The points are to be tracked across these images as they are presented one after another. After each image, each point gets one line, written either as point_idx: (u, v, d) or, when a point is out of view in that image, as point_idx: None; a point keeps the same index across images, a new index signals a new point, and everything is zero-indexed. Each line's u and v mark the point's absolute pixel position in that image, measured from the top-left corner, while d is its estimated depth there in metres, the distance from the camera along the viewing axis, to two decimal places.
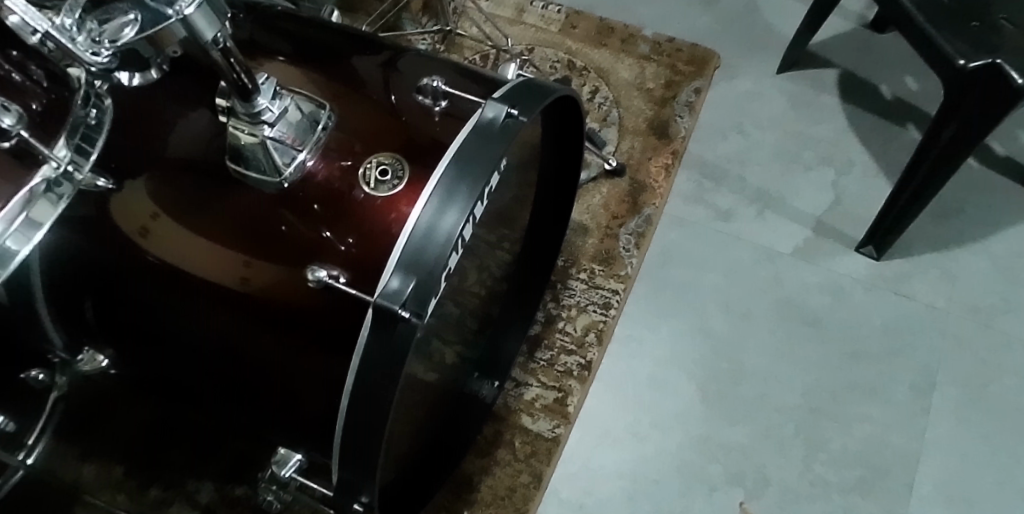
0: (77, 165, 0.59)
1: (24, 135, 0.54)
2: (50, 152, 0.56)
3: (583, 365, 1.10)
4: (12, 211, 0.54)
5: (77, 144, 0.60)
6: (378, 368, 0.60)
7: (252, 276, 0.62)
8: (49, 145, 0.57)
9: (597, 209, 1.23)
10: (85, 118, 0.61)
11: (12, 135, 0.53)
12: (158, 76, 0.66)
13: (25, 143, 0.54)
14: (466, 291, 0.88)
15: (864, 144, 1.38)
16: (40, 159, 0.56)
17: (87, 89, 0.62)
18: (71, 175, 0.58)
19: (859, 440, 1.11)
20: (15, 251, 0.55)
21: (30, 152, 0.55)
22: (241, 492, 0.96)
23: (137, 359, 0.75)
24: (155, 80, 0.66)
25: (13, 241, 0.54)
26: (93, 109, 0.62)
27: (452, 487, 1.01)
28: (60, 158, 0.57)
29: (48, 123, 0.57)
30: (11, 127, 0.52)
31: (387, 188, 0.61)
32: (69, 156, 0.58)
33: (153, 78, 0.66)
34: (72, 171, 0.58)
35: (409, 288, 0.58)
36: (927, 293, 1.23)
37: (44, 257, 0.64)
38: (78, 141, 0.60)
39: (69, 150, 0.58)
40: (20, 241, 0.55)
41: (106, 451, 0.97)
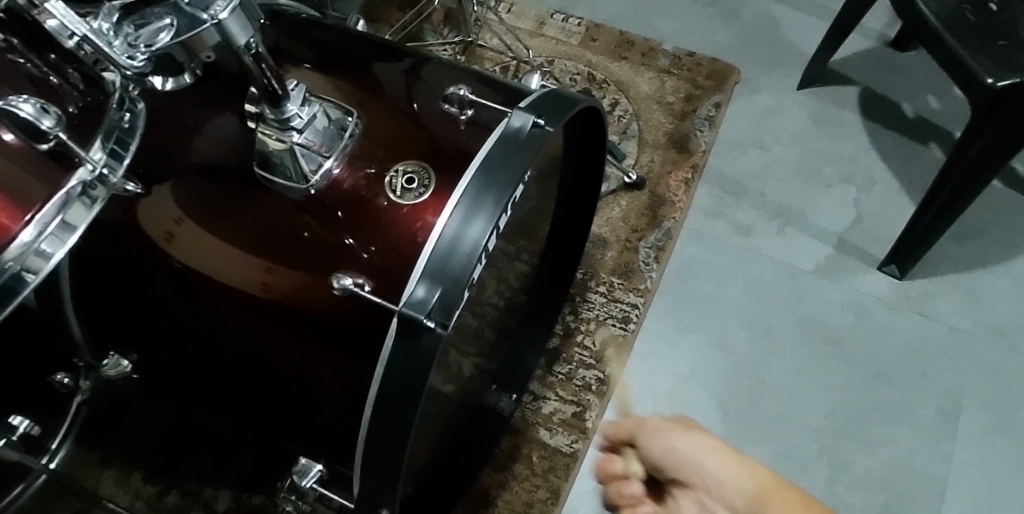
0: (112, 169, 0.58)
1: (62, 138, 0.54)
2: (85, 155, 0.55)
3: (601, 379, 1.09)
4: (47, 213, 0.53)
5: (111, 148, 0.59)
6: (401, 378, 0.59)
7: (275, 283, 0.62)
8: (85, 148, 0.56)
9: (616, 222, 1.23)
10: (118, 122, 0.60)
11: (51, 138, 0.53)
12: (190, 81, 0.67)
13: (63, 146, 0.54)
14: (485, 303, 0.88)
15: (886, 162, 1.36)
16: (76, 162, 0.55)
17: (122, 93, 0.62)
18: (106, 178, 0.57)
19: (882, 463, 1.09)
20: (50, 255, 0.53)
21: (67, 155, 0.55)
22: (259, 501, 0.95)
23: (160, 364, 0.74)
24: (187, 85, 0.66)
25: (48, 244, 0.53)
26: (127, 113, 0.62)
27: (469, 501, 1.00)
28: (96, 161, 0.57)
29: (84, 126, 0.57)
30: (51, 128, 0.53)
31: (412, 197, 0.61)
32: (104, 159, 0.58)
33: (186, 83, 0.67)
34: (106, 174, 0.57)
35: (434, 298, 0.57)
36: (951, 314, 1.21)
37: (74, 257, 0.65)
38: (112, 145, 0.59)
39: (104, 153, 0.58)
40: (55, 244, 0.54)
41: (125, 457, 0.97)
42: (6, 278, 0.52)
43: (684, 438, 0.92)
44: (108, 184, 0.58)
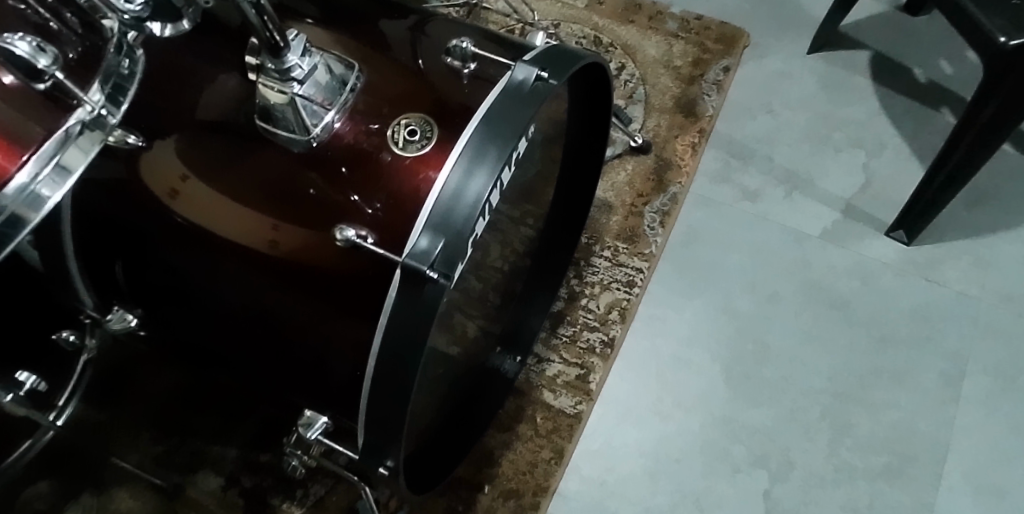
0: (111, 111, 0.58)
1: (58, 77, 0.53)
2: (83, 96, 0.55)
3: (605, 341, 1.09)
4: (44, 153, 0.53)
5: (110, 93, 0.59)
6: (405, 328, 0.59)
7: (279, 239, 0.62)
8: (83, 89, 0.56)
9: (621, 187, 1.22)
10: (117, 67, 0.60)
11: (48, 77, 0.53)
12: (189, 27, 0.67)
13: (59, 86, 0.54)
14: (489, 266, 0.88)
15: (896, 127, 1.35)
16: (74, 104, 0.55)
17: (121, 39, 0.62)
18: (104, 119, 0.57)
19: (886, 426, 1.10)
20: (48, 198, 0.53)
21: (63, 96, 0.54)
22: (266, 460, 0.97)
23: (165, 319, 0.75)
24: (186, 31, 0.66)
25: (45, 187, 0.53)
26: (126, 59, 0.62)
27: (474, 461, 1.00)
28: (94, 102, 0.56)
29: (82, 70, 0.56)
30: (46, 68, 0.52)
31: (415, 148, 0.61)
32: (103, 101, 0.57)
33: (185, 29, 0.66)
34: (105, 115, 0.57)
35: (437, 249, 0.57)
36: (959, 280, 1.21)
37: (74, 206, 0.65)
38: (110, 89, 0.59)
39: (103, 95, 0.58)
40: (53, 187, 0.53)
41: (134, 416, 0.99)
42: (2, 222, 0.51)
43: None
44: (107, 126, 0.58)
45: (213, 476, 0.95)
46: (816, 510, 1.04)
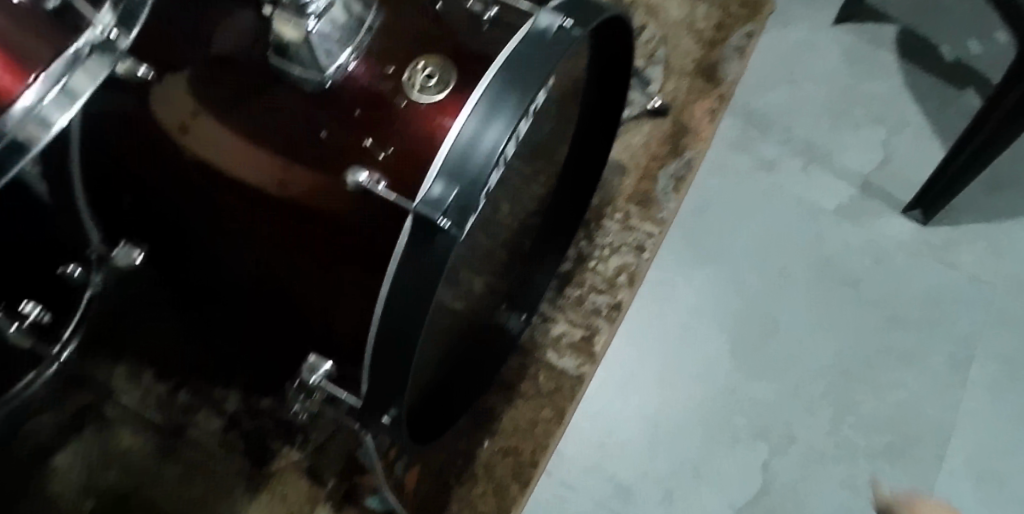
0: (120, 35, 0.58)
1: None
2: (89, 17, 0.55)
3: (612, 305, 1.08)
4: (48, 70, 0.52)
5: (123, 13, 0.59)
6: (415, 277, 0.58)
7: (290, 180, 0.61)
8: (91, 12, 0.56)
9: (637, 149, 1.20)
10: None
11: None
12: None
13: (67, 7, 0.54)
14: (498, 222, 0.86)
15: (920, 105, 1.32)
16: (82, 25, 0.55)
17: None
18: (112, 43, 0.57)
19: (889, 406, 1.09)
20: (53, 117, 0.52)
21: (71, 17, 0.54)
22: (268, 404, 0.97)
23: (173, 256, 0.74)
24: None
25: (51, 111, 0.52)
26: None
27: (475, 417, 1.00)
28: (102, 26, 0.56)
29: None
30: None
31: (432, 93, 0.59)
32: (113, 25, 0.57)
33: None
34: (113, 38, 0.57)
35: (451, 197, 0.56)
36: (973, 264, 1.19)
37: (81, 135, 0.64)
38: (123, 10, 0.59)
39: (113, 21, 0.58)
40: (58, 107, 0.52)
41: (138, 354, 0.99)
42: (5, 145, 0.50)
43: None
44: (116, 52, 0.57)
45: (216, 418, 0.96)
46: (813, 483, 1.04)
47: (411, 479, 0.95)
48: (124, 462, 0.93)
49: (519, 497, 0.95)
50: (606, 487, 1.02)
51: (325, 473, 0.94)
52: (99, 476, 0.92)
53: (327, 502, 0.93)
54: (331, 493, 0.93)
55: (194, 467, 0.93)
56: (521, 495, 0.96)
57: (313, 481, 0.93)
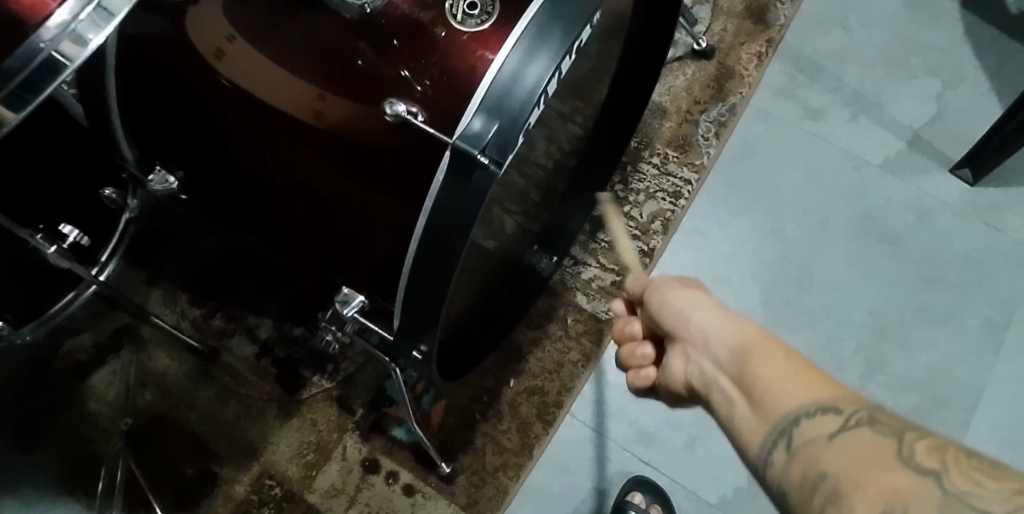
0: None
1: None
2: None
3: (644, 251, 1.09)
4: None
5: None
6: (451, 215, 0.57)
7: (326, 110, 0.60)
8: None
9: (679, 92, 1.16)
10: None
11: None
12: None
13: None
14: (532, 162, 0.84)
15: (980, 58, 1.25)
16: None
17: None
18: None
19: (920, 367, 1.07)
20: (87, 40, 0.47)
21: None
22: (299, 333, 0.99)
23: (207, 182, 0.74)
24: None
25: (87, 28, 0.47)
26: None
27: (501, 356, 1.01)
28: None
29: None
30: None
31: (474, 24, 0.56)
32: None
33: None
34: None
35: (491, 133, 0.54)
36: (1018, 228, 1.16)
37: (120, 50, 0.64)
38: None
39: None
40: (93, 28, 0.47)
41: (173, 278, 1.00)
42: (38, 65, 0.47)
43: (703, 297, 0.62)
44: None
45: (248, 344, 0.98)
46: None
47: (437, 413, 0.97)
48: (161, 383, 0.96)
49: (542, 435, 0.97)
50: (629, 432, 1.00)
51: (355, 402, 0.96)
52: (137, 396, 0.95)
53: (355, 431, 0.95)
54: (359, 423, 0.95)
55: (225, 391, 0.95)
56: (545, 433, 0.97)
57: (342, 410, 0.96)
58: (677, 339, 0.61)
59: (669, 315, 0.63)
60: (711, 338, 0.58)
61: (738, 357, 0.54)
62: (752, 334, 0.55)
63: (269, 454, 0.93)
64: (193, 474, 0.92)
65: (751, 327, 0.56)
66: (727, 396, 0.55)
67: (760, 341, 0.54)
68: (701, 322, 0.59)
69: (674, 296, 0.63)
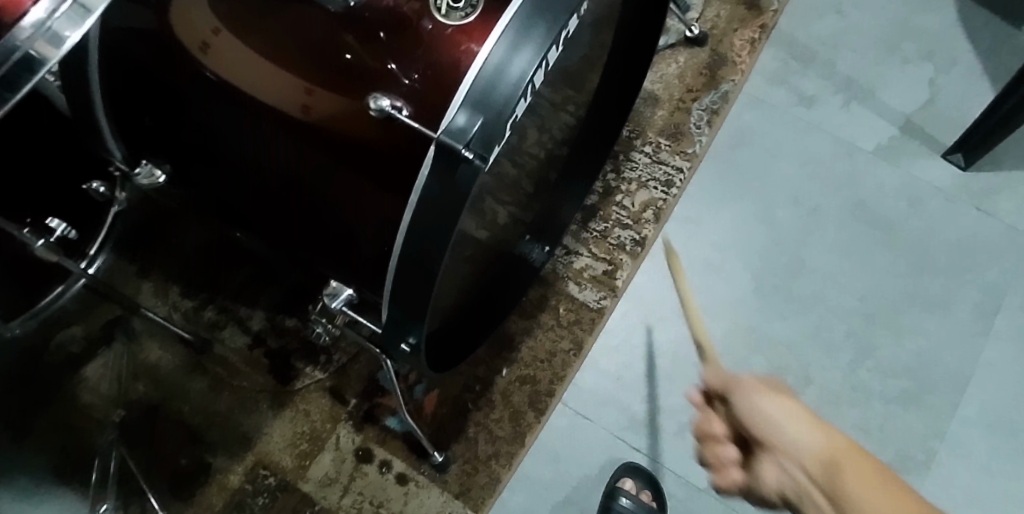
0: None
1: None
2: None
3: (636, 240, 1.07)
4: None
5: None
6: (437, 207, 0.57)
7: (313, 104, 0.60)
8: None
9: (671, 79, 1.15)
10: None
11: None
12: None
13: None
14: (524, 152, 0.84)
15: (973, 43, 1.25)
16: None
17: None
18: None
19: (910, 352, 1.08)
20: (65, 37, 0.47)
21: None
22: (291, 324, 1.00)
23: (195, 176, 0.75)
24: None
25: (63, 25, 0.47)
26: None
27: (493, 346, 1.01)
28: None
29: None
30: None
31: (459, 17, 0.56)
32: None
33: None
34: None
35: (475, 127, 0.54)
36: (1009, 212, 1.16)
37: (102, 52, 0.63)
38: None
39: None
40: (71, 26, 0.47)
41: (164, 269, 1.01)
42: (14, 64, 0.46)
43: (781, 401, 0.60)
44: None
45: (241, 335, 0.99)
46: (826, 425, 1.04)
47: (429, 403, 0.97)
48: (154, 374, 0.96)
49: (535, 424, 0.98)
50: (621, 418, 1.03)
51: (347, 392, 0.97)
52: (129, 387, 0.96)
53: (348, 421, 0.95)
54: (351, 413, 0.96)
55: (219, 382, 0.96)
56: (537, 422, 0.98)
57: (335, 400, 0.96)
58: (767, 445, 0.60)
59: (759, 420, 0.60)
60: (801, 446, 0.58)
61: (827, 471, 0.57)
62: (843, 449, 0.58)
63: (263, 444, 0.94)
64: (188, 465, 0.92)
65: (836, 437, 0.59)
66: (818, 506, 0.59)
67: (852, 462, 0.58)
68: (793, 433, 0.58)
69: (763, 403, 0.60)
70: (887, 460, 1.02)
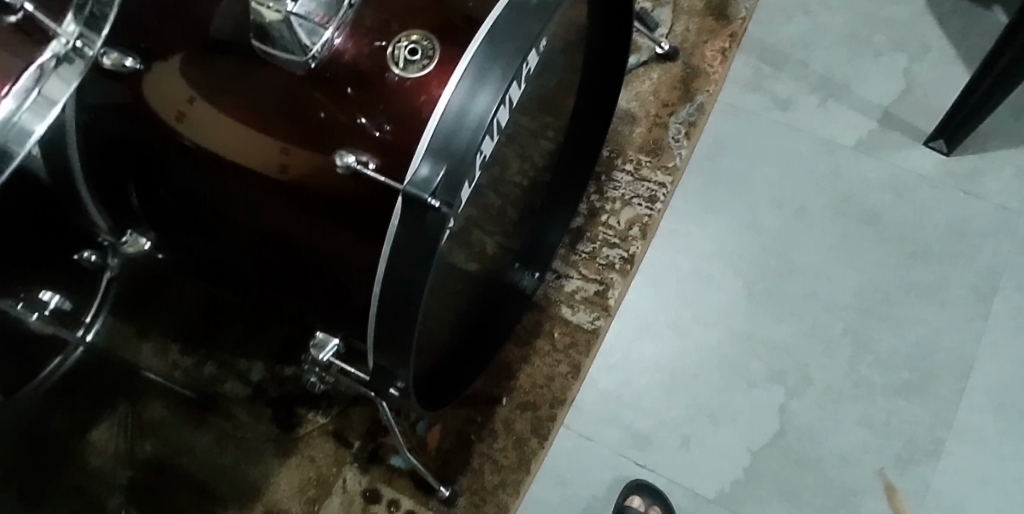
0: (89, 41, 0.57)
1: (28, 9, 0.52)
2: (54, 28, 0.54)
3: (625, 258, 1.08)
4: (21, 85, 0.52)
5: (88, 19, 0.57)
6: (409, 255, 0.58)
7: (290, 163, 0.61)
8: (56, 21, 0.55)
9: (646, 96, 1.17)
10: None
11: (15, 10, 0.52)
12: None
13: (31, 18, 0.53)
14: (507, 181, 0.85)
15: (944, 28, 1.26)
16: (50, 36, 0.54)
17: None
18: (82, 51, 0.56)
19: (909, 342, 1.08)
20: (31, 129, 0.52)
21: (39, 29, 0.53)
22: (290, 372, 1.01)
23: (180, 239, 0.77)
24: None
25: (31, 119, 0.52)
26: None
27: (492, 374, 1.02)
28: (69, 34, 0.55)
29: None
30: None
31: (416, 69, 0.58)
32: (79, 31, 0.56)
33: None
34: (83, 47, 0.56)
35: (439, 177, 0.55)
36: (998, 192, 1.16)
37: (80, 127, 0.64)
38: (87, 16, 0.57)
39: (79, 25, 0.56)
40: (35, 118, 0.52)
41: (163, 327, 1.03)
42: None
43: None
44: (86, 57, 0.56)
45: (242, 388, 1.00)
46: (830, 424, 1.04)
47: (433, 438, 0.98)
48: (159, 432, 0.98)
49: (539, 449, 0.98)
50: (624, 436, 1.03)
51: (351, 434, 0.98)
52: (136, 446, 0.97)
53: (354, 463, 0.96)
54: (356, 454, 0.97)
55: (224, 436, 0.98)
56: (541, 448, 0.98)
57: (339, 443, 0.97)
58: None
59: None
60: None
61: None
62: None
63: (271, 493, 0.95)
64: None
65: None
66: None
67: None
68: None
69: None
70: (895, 452, 1.02)
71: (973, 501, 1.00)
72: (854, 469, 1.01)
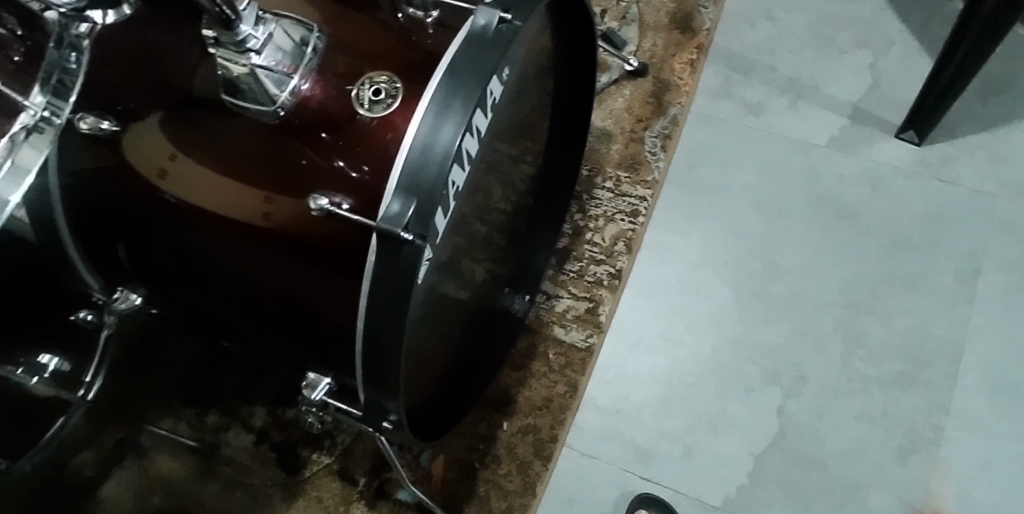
0: (56, 109, 0.62)
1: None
2: (23, 101, 0.60)
3: (612, 273, 1.10)
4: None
5: (55, 87, 0.62)
6: (388, 291, 0.60)
7: (273, 211, 0.62)
8: (24, 94, 0.60)
9: (619, 113, 1.19)
10: (62, 62, 0.62)
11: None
12: (130, 12, 0.64)
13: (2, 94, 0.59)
14: (491, 209, 0.87)
15: (904, 21, 1.29)
16: (18, 108, 0.60)
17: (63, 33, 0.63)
18: (48, 120, 0.61)
19: (900, 332, 1.09)
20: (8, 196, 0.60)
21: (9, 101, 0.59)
22: (292, 415, 1.02)
23: (170, 294, 0.79)
24: (127, 16, 0.64)
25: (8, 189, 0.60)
26: (71, 53, 0.63)
27: (490, 399, 1.02)
28: (37, 105, 0.61)
29: (22, 73, 0.61)
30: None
31: (381, 108, 0.59)
32: (46, 101, 0.61)
33: (126, 14, 0.64)
34: (49, 116, 0.61)
35: (410, 211, 0.56)
36: (973, 177, 1.17)
37: (63, 186, 0.67)
38: (54, 84, 0.62)
39: (46, 95, 0.61)
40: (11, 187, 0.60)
41: (163, 381, 1.04)
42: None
43: None
44: (55, 124, 0.62)
45: (246, 434, 1.01)
46: (830, 420, 1.04)
47: (437, 469, 0.98)
48: (168, 485, 0.99)
49: (543, 471, 0.99)
50: (626, 451, 1.04)
51: (356, 471, 0.99)
52: (147, 501, 0.98)
53: (361, 500, 0.97)
54: (363, 492, 0.97)
55: (231, 484, 0.98)
56: (545, 469, 0.99)
57: (345, 482, 0.98)
58: None
59: None
60: None
61: None
62: None
63: None
64: None
65: None
66: None
67: None
68: None
69: None
70: (895, 444, 1.02)
71: (977, 485, 1.00)
72: (856, 464, 1.02)
